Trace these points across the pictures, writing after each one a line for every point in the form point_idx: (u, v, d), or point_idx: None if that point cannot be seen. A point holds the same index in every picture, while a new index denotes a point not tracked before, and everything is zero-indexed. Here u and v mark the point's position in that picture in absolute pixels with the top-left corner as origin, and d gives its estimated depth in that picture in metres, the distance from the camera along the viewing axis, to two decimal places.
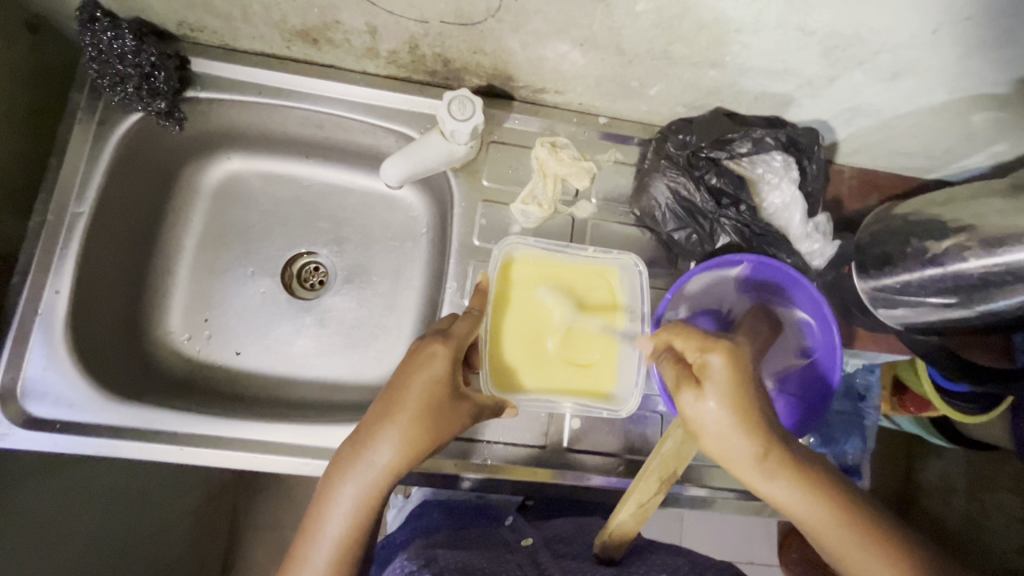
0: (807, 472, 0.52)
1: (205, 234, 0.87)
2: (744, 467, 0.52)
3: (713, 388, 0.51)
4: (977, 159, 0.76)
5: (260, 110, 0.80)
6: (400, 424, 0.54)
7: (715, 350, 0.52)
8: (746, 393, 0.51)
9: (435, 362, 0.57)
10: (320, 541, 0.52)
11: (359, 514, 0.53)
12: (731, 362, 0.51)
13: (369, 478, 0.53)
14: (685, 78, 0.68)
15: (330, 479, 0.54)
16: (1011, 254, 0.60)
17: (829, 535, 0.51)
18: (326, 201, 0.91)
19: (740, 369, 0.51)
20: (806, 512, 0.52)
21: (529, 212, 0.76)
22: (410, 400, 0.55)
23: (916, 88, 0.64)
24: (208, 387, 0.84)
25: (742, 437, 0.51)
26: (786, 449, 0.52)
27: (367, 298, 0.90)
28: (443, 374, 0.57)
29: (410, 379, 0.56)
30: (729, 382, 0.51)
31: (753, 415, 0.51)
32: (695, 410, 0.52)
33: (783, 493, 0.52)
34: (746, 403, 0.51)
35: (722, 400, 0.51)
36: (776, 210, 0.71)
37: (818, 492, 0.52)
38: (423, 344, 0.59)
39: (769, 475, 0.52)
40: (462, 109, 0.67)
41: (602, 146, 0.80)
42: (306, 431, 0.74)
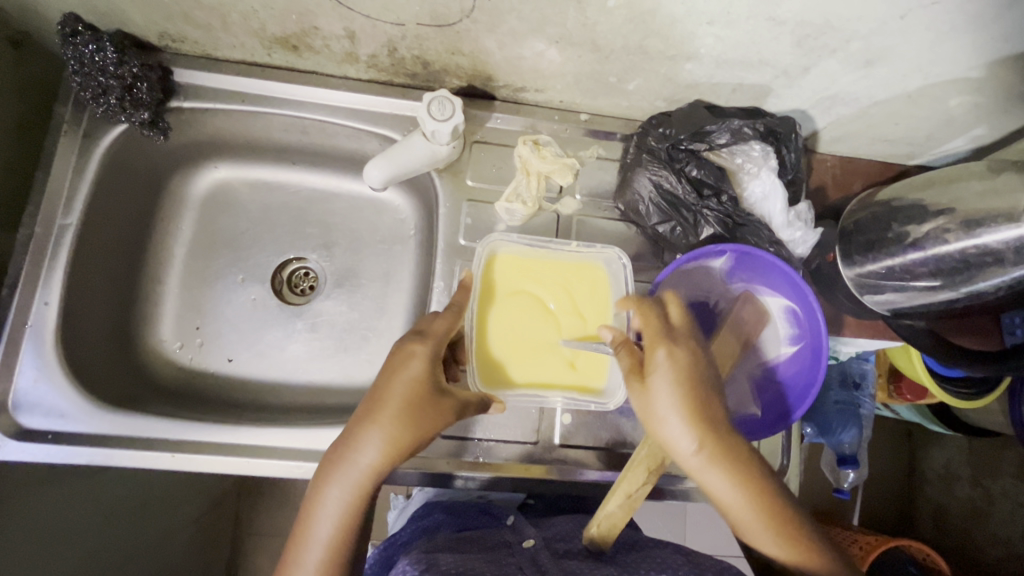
0: (742, 467, 0.55)
1: (195, 242, 0.88)
2: (681, 452, 0.56)
3: (656, 380, 0.56)
4: (958, 142, 0.78)
5: (245, 118, 0.80)
6: (382, 423, 0.55)
7: (660, 346, 0.57)
8: (686, 388, 0.56)
9: (414, 361, 0.57)
10: (310, 544, 0.53)
11: (346, 514, 0.54)
12: (674, 359, 0.57)
13: (355, 479, 0.54)
14: (662, 73, 0.69)
15: (317, 482, 0.55)
16: (990, 234, 0.60)
17: (747, 523, 0.55)
18: (314, 206, 0.92)
19: (679, 368, 0.56)
20: (734, 502, 0.55)
21: (514, 210, 0.77)
22: (391, 401, 0.55)
23: (891, 74, 0.64)
24: (202, 394, 0.84)
25: (680, 424, 0.55)
26: (728, 442, 0.55)
27: (357, 301, 0.91)
28: (422, 371, 0.57)
29: (391, 380, 0.57)
30: (670, 376, 0.56)
31: (694, 409, 0.55)
32: (641, 397, 0.57)
33: (715, 481, 0.55)
34: (687, 396, 0.55)
35: (659, 392, 0.56)
36: (757, 200, 0.70)
37: (746, 484, 0.55)
38: (402, 344, 0.59)
39: (704, 466, 0.55)
40: (442, 109, 0.67)
41: (585, 142, 0.81)
42: (299, 434, 0.74)
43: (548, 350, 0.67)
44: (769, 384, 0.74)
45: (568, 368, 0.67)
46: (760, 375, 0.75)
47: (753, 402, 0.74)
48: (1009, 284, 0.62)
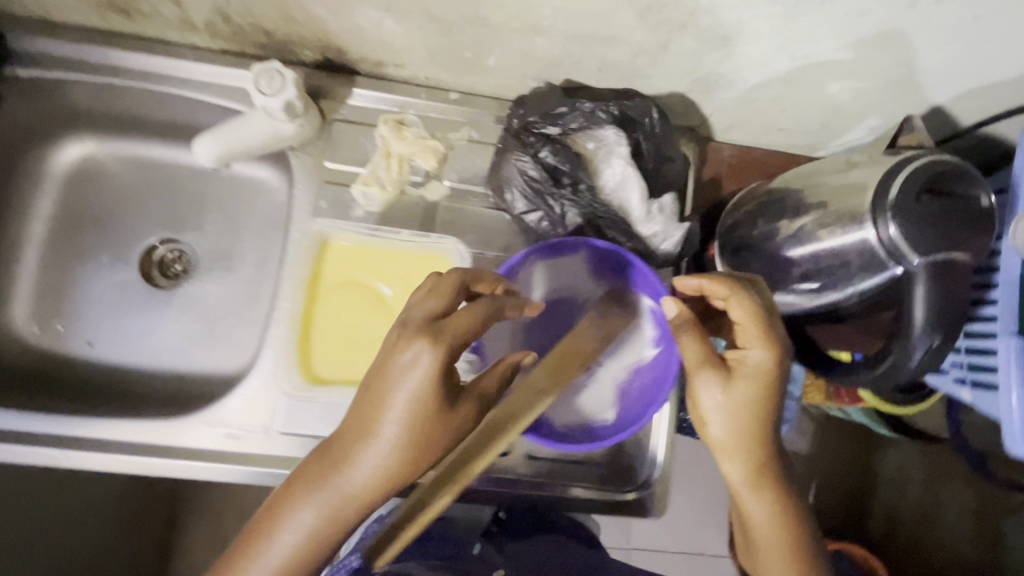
0: (788, 499, 0.54)
1: (57, 218, 0.84)
2: (739, 468, 0.53)
3: (740, 387, 0.52)
4: (856, 133, 0.72)
5: (93, 89, 0.76)
6: (383, 434, 0.47)
7: (758, 346, 0.52)
8: (767, 403, 0.52)
9: (423, 368, 0.46)
10: (278, 544, 0.47)
11: (314, 540, 0.47)
12: (773, 366, 0.51)
13: (344, 491, 0.47)
14: (517, 48, 0.64)
15: (288, 495, 0.48)
16: (855, 234, 0.53)
17: (766, 552, 0.54)
18: (187, 185, 0.88)
19: (764, 381, 0.52)
20: (768, 527, 0.53)
21: (370, 194, 0.72)
22: (392, 413, 0.47)
23: (753, 55, 0.59)
24: (59, 380, 0.81)
25: (745, 437, 0.52)
26: (780, 466, 0.54)
27: (232, 284, 0.86)
28: (435, 380, 0.47)
29: (390, 384, 0.47)
30: (753, 387, 0.52)
31: (765, 430, 0.52)
32: (711, 397, 0.52)
33: (757, 505, 0.53)
34: (764, 412, 0.52)
35: (737, 396, 0.52)
36: (613, 188, 0.66)
37: (786, 520, 0.53)
38: (410, 337, 0.47)
39: (756, 487, 0.53)
40: (270, 83, 0.62)
41: (456, 123, 0.75)
42: (122, 425, 0.67)
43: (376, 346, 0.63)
44: (631, 389, 0.69)
45: None
46: (622, 379, 0.70)
47: (609, 408, 0.69)
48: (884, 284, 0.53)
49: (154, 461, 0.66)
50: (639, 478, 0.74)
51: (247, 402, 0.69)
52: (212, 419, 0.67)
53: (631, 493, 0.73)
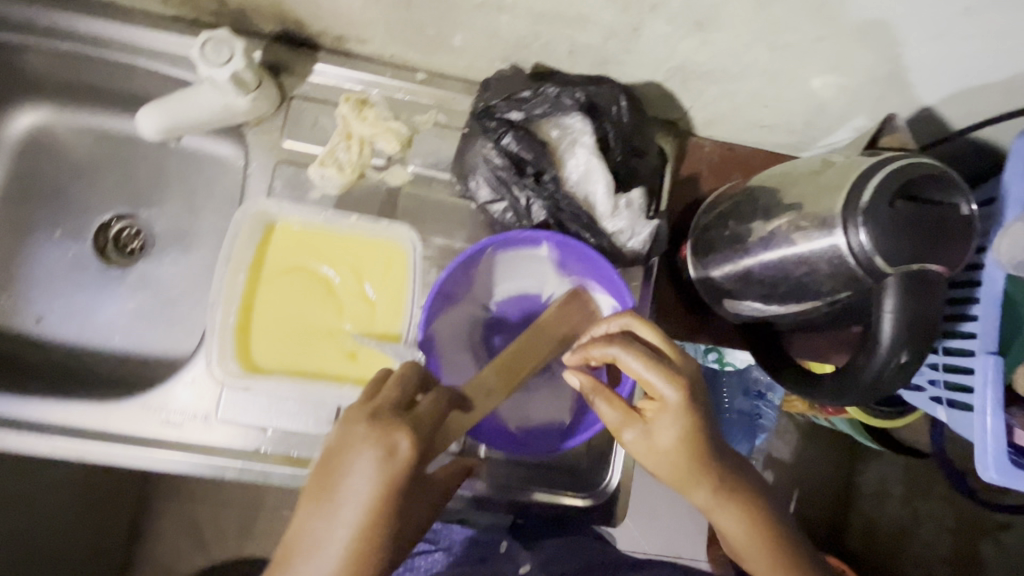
0: (756, 507, 0.52)
1: (10, 188, 0.81)
2: (695, 495, 0.51)
3: (664, 425, 0.49)
4: (841, 134, 0.68)
5: (43, 54, 0.72)
6: (341, 530, 0.43)
7: (667, 387, 0.49)
8: (698, 432, 0.49)
9: (400, 462, 0.44)
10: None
11: None
12: (689, 401, 0.49)
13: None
14: (482, 27, 0.60)
15: None
16: (821, 241, 0.49)
17: (756, 567, 0.52)
18: (146, 160, 0.84)
19: (686, 417, 0.49)
20: (747, 544, 0.51)
21: (328, 176, 0.68)
22: (359, 504, 0.44)
23: (730, 43, 0.55)
24: (2, 356, 0.78)
25: (689, 469, 0.50)
26: (736, 474, 0.52)
27: (190, 265, 0.83)
28: (406, 472, 0.44)
29: (353, 473, 0.44)
30: (681, 424, 0.49)
31: (705, 452, 0.50)
32: (640, 442, 0.51)
33: (728, 522, 0.51)
34: (700, 441, 0.50)
35: (663, 438, 0.50)
36: (579, 180, 0.62)
37: (761, 527, 0.51)
38: (382, 429, 0.45)
39: (719, 505, 0.51)
40: (217, 52, 0.58)
41: (422, 106, 0.72)
42: (57, 406, 0.64)
43: (322, 335, 0.60)
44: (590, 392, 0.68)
45: (341, 357, 0.60)
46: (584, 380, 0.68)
47: (568, 409, 0.68)
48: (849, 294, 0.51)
49: (87, 445, 0.63)
50: (596, 487, 0.72)
51: (188, 387, 0.66)
52: (149, 404, 0.64)
53: (587, 499, 0.71)
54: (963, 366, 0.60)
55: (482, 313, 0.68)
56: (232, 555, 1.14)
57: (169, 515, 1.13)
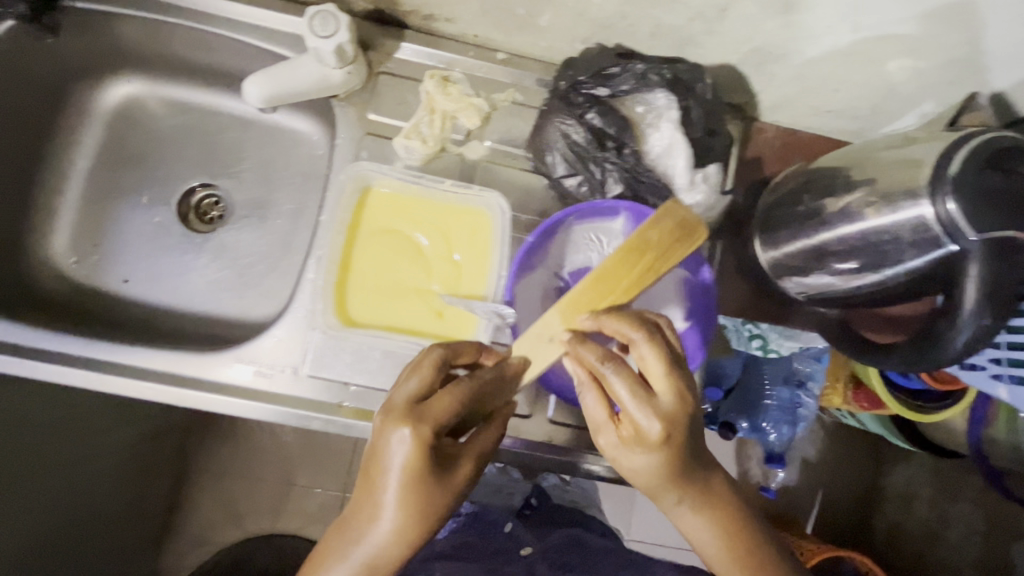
0: (725, 518, 0.53)
1: (102, 155, 0.86)
2: (662, 501, 0.53)
3: (639, 455, 0.50)
4: (907, 120, 0.71)
5: (146, 27, 0.76)
6: (387, 512, 0.49)
7: (646, 416, 0.48)
8: (673, 455, 0.49)
9: (413, 446, 0.48)
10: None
11: None
12: (670, 440, 0.48)
13: (370, 552, 0.50)
14: (571, 6, 0.63)
15: (325, 547, 0.52)
16: (902, 212, 0.53)
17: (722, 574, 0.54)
18: (228, 133, 0.89)
19: (663, 445, 0.49)
20: (711, 551, 0.54)
21: (412, 147, 0.71)
22: (390, 477, 0.49)
23: (813, 24, 0.58)
24: (90, 312, 0.82)
25: (659, 483, 0.51)
26: (708, 486, 0.53)
27: (265, 235, 0.87)
28: (428, 461, 0.48)
29: (382, 455, 0.49)
30: (654, 450, 0.49)
31: (676, 471, 0.50)
32: (617, 454, 0.52)
33: (695, 529, 0.54)
34: (675, 469, 0.50)
35: (637, 458, 0.50)
36: (659, 155, 0.65)
37: (729, 537, 0.53)
38: (398, 417, 0.49)
39: (688, 513, 0.53)
40: (324, 25, 0.63)
41: (500, 84, 0.75)
42: (156, 355, 0.68)
43: (411, 294, 0.64)
44: None
45: (428, 315, 0.64)
46: None
47: None
48: (922, 270, 0.53)
49: (185, 392, 0.67)
50: None
51: (276, 342, 0.70)
52: (243, 355, 0.68)
53: None
54: None
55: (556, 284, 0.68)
56: (266, 528, 1.19)
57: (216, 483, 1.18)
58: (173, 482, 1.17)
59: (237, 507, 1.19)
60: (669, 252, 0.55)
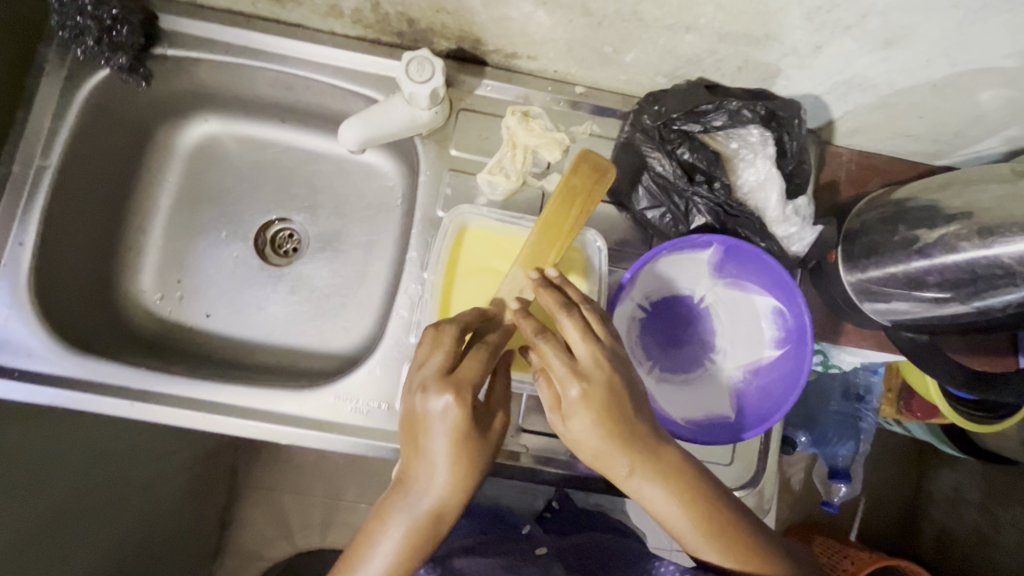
0: (676, 482, 0.55)
1: (182, 193, 0.88)
2: (611, 473, 0.55)
3: (575, 421, 0.52)
4: (990, 142, 0.71)
5: (229, 70, 0.78)
6: (440, 475, 0.52)
7: (571, 383, 0.52)
8: (606, 420, 0.52)
9: (456, 416, 0.51)
10: (372, 564, 0.53)
11: (404, 554, 0.53)
12: (592, 400, 0.51)
13: (428, 513, 0.53)
14: (661, 44, 0.64)
15: (377, 517, 0.55)
16: (1006, 246, 0.54)
17: (686, 535, 0.56)
18: (302, 167, 0.91)
19: (593, 408, 0.52)
20: (669, 514, 0.55)
21: (495, 183, 0.73)
22: (433, 447, 0.52)
23: (913, 58, 0.58)
24: (176, 346, 0.84)
25: (603, 453, 0.54)
26: (654, 452, 0.55)
27: (340, 264, 0.89)
28: (466, 427, 0.52)
29: (427, 427, 0.52)
30: (586, 417, 0.52)
31: (615, 437, 0.53)
32: (564, 430, 0.54)
33: (652, 496, 0.55)
34: (611, 432, 0.52)
35: (574, 427, 0.53)
36: (751, 188, 0.67)
37: (683, 499, 0.55)
38: (433, 390, 0.52)
39: (638, 482, 0.55)
40: (420, 71, 0.64)
41: (578, 117, 0.76)
42: (254, 393, 0.69)
43: None
44: (745, 389, 0.70)
45: None
46: (742, 377, 0.70)
47: (728, 404, 0.69)
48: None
49: (285, 429, 0.68)
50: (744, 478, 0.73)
51: (369, 377, 0.71)
52: (340, 392, 0.69)
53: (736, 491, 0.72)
54: None
55: (639, 312, 0.71)
56: (316, 544, 1.19)
57: (269, 499, 1.20)
58: (224, 503, 1.18)
59: (287, 524, 1.20)
60: (591, 196, 0.60)
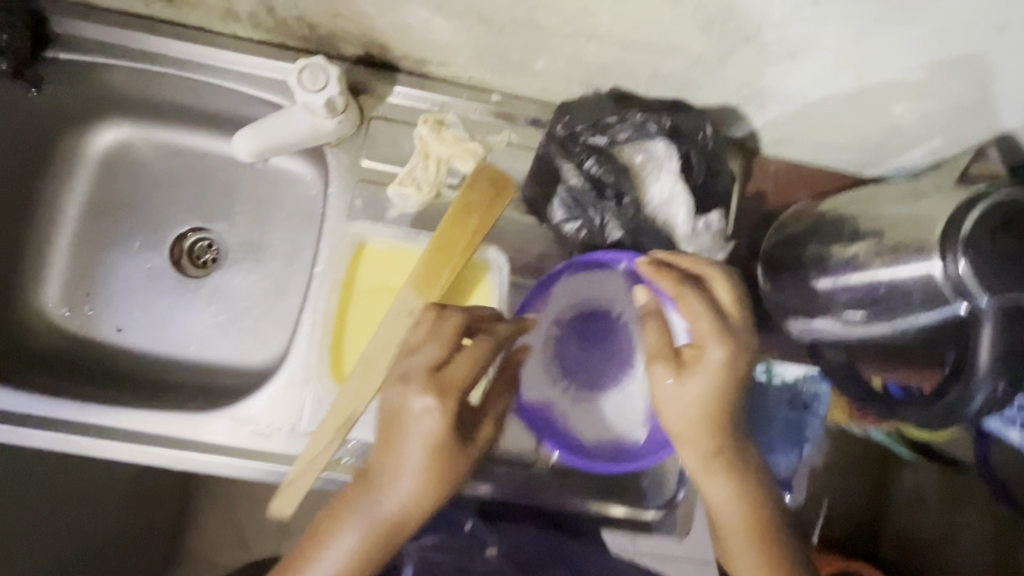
0: (746, 482, 0.57)
1: (92, 202, 0.84)
2: (692, 454, 0.57)
3: (695, 379, 0.53)
4: (914, 156, 0.69)
5: (129, 74, 0.74)
6: (407, 481, 0.51)
7: (715, 344, 0.53)
8: (725, 390, 0.54)
9: (435, 420, 0.49)
10: (324, 563, 0.52)
11: (355, 559, 0.51)
12: (732, 367, 0.53)
13: (384, 519, 0.51)
14: (567, 52, 0.61)
15: (333, 516, 0.53)
16: (913, 266, 0.50)
17: (734, 532, 0.58)
18: (220, 174, 0.87)
19: (726, 374, 0.53)
20: (728, 509, 0.57)
21: (407, 195, 0.70)
22: (409, 450, 0.50)
23: (819, 71, 0.55)
24: (83, 363, 0.81)
25: (703, 427, 0.55)
26: (735, 449, 0.57)
27: (260, 275, 0.86)
28: (443, 436, 0.50)
29: (404, 426, 0.50)
30: (712, 377, 0.53)
31: (719, 415, 0.55)
32: (665, 392, 0.55)
33: (718, 486, 0.57)
34: (722, 407, 0.54)
35: (687, 390, 0.54)
36: (660, 204, 0.65)
37: (750, 498, 0.57)
38: (420, 389, 0.49)
39: (715, 471, 0.57)
40: (314, 79, 0.61)
41: (496, 126, 0.73)
42: (149, 416, 0.67)
43: None
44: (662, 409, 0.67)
45: None
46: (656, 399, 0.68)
47: (641, 425, 0.68)
48: (947, 321, 0.50)
49: (180, 454, 0.66)
50: (662, 498, 0.72)
51: (272, 399, 0.69)
52: (237, 415, 0.68)
53: (656, 513, 0.71)
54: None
55: (554, 331, 0.69)
56: None
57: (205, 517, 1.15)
58: None
59: None
60: (490, 212, 0.58)
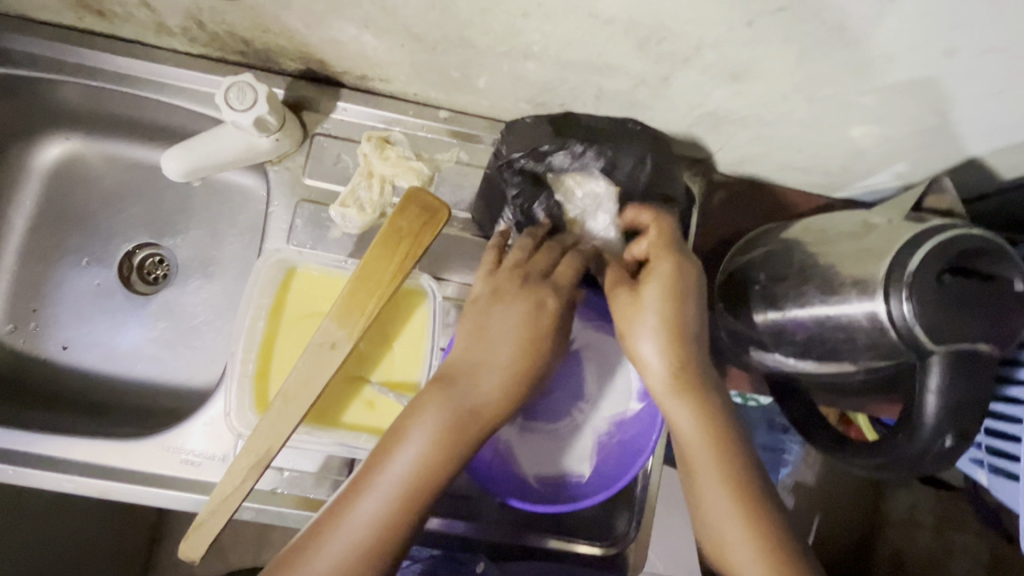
0: (721, 419, 0.50)
1: (40, 216, 0.83)
2: (654, 379, 0.51)
3: (652, 288, 0.52)
4: (881, 178, 0.65)
5: (69, 88, 0.72)
6: (495, 378, 0.50)
7: (667, 256, 0.53)
8: (682, 300, 0.51)
9: (547, 313, 0.52)
10: (373, 498, 0.46)
11: (422, 470, 0.47)
12: (682, 272, 0.52)
13: (468, 408, 0.49)
14: (506, 70, 0.58)
15: (395, 433, 0.48)
16: (849, 306, 0.48)
17: (700, 467, 0.49)
18: (170, 188, 0.84)
19: (681, 281, 0.52)
20: (692, 435, 0.50)
21: (348, 215, 0.67)
22: (509, 343, 0.51)
23: (767, 92, 0.52)
24: (27, 382, 0.79)
25: (669, 340, 0.50)
26: (709, 374, 0.51)
27: (210, 292, 0.83)
28: (547, 329, 0.52)
29: (500, 322, 0.52)
30: (670, 285, 0.51)
31: (682, 328, 0.50)
32: (627, 307, 0.52)
33: (680, 413, 0.50)
34: (681, 320, 0.51)
35: (647, 300, 0.51)
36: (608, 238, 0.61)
37: (716, 436, 0.50)
38: (534, 288, 0.53)
39: (677, 394, 0.50)
40: (241, 97, 0.59)
41: (444, 144, 0.70)
42: (77, 444, 0.65)
43: (347, 384, 0.61)
44: (608, 443, 0.65)
45: (357, 408, 0.61)
46: (602, 433, 0.65)
47: (587, 460, 0.64)
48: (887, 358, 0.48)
49: (108, 483, 0.64)
50: (615, 534, 0.68)
51: (206, 427, 0.67)
52: (168, 443, 0.66)
53: (610, 547, 0.67)
54: (1009, 433, 0.59)
55: None
56: None
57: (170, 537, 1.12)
58: None
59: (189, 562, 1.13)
60: (419, 238, 0.55)
